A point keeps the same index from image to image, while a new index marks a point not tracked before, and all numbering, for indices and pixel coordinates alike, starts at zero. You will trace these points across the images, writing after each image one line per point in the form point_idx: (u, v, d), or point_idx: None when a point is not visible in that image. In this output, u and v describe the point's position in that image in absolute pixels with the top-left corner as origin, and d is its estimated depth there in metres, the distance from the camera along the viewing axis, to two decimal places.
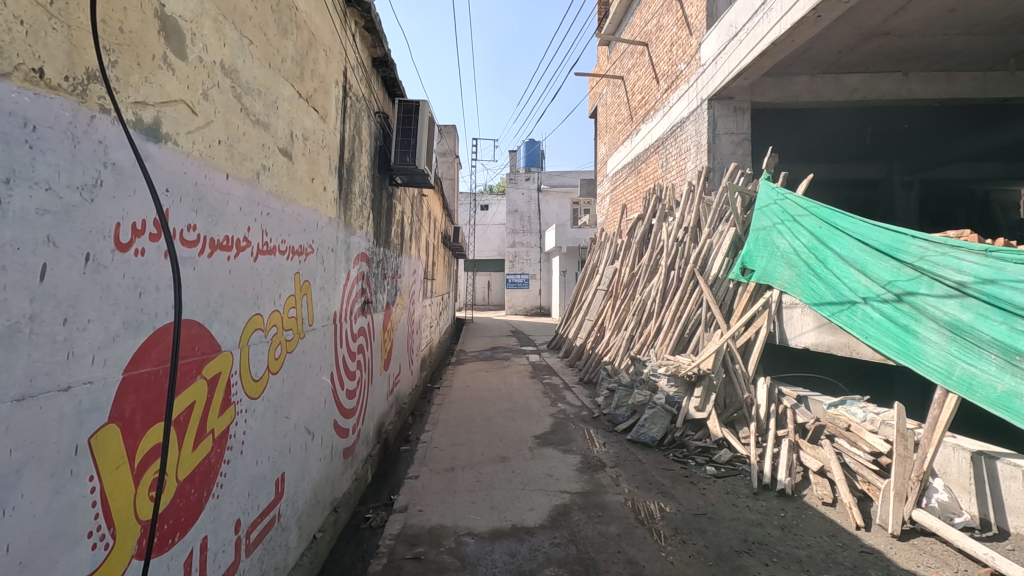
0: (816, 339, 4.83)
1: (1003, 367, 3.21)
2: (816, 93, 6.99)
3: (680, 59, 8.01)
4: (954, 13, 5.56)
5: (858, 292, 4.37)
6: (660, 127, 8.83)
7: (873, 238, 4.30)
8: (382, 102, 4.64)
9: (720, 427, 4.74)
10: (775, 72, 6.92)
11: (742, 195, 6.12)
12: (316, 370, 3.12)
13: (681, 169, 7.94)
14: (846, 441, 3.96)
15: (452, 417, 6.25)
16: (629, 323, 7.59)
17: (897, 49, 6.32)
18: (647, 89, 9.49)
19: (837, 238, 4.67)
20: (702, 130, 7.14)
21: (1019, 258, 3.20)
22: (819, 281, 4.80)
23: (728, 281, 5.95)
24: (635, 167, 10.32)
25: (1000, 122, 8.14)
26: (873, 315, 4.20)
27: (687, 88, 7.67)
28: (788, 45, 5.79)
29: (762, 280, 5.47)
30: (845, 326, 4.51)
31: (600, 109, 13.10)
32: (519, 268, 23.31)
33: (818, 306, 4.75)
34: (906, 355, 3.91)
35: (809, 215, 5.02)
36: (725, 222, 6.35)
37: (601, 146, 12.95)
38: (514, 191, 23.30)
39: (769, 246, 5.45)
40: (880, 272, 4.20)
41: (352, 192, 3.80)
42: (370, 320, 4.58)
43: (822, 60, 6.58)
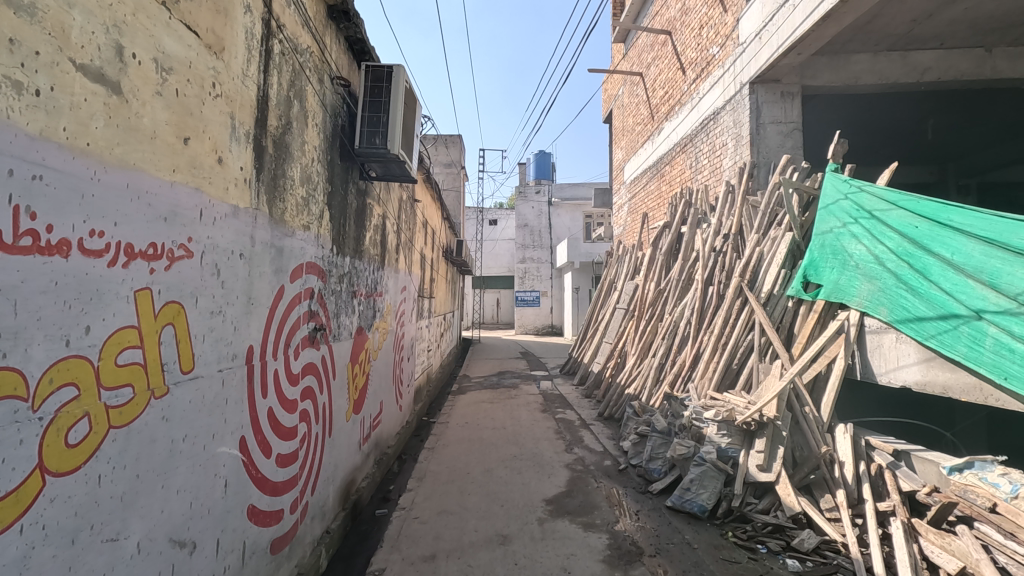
0: (921, 377, 3.57)
1: None
2: (880, 74, 5.85)
3: (712, 42, 6.95)
4: None
5: (981, 310, 3.15)
6: (687, 122, 7.76)
7: (1011, 236, 3.09)
8: (344, 68, 3.60)
9: (796, 497, 3.55)
10: (830, 49, 5.81)
11: (798, 192, 4.94)
12: (200, 443, 1.99)
13: (716, 169, 6.81)
14: (996, 529, 2.83)
15: (445, 468, 5.09)
16: (658, 348, 6.40)
17: (984, 16, 5.11)
18: (671, 82, 8.43)
19: (944, 239, 3.48)
20: (743, 119, 6.02)
21: None
22: (915, 297, 3.57)
23: (786, 298, 4.77)
24: (657, 171, 9.20)
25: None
26: (1014, 346, 2.95)
27: (722, 73, 6.58)
28: (858, 5, 4.61)
29: (832, 297, 4.27)
30: (962, 361, 3.25)
31: (615, 111, 12.08)
32: (529, 284, 22.20)
33: (919, 332, 3.51)
34: None
35: (900, 211, 3.83)
36: (779, 226, 5.18)
37: (618, 152, 11.92)
38: (523, 204, 22.32)
39: (839, 253, 4.27)
40: (1019, 284, 2.98)
41: (285, 176, 2.70)
42: (325, 351, 3.46)
43: (891, 32, 5.43)
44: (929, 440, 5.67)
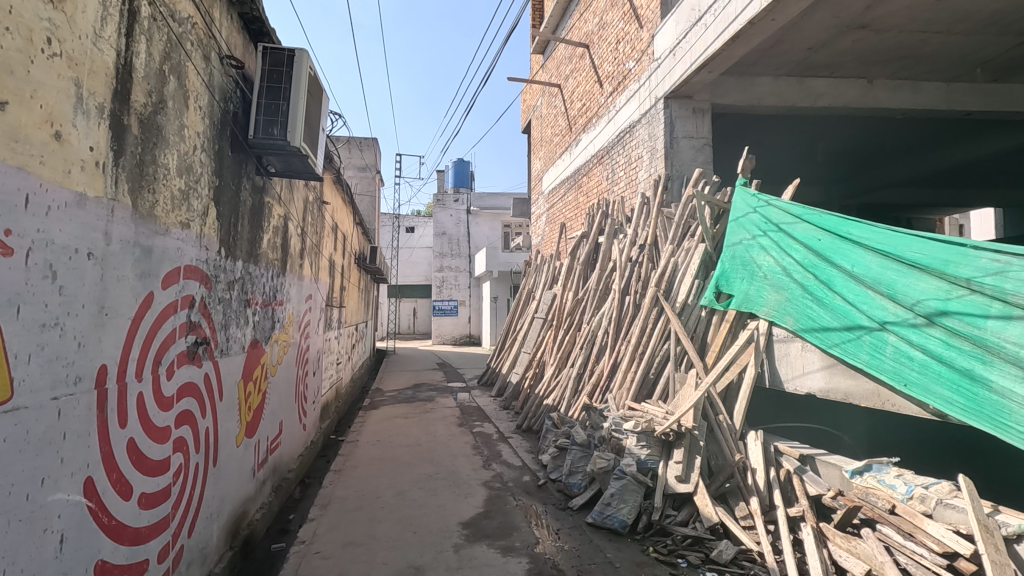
0: (825, 383, 3.72)
1: None
2: (780, 97, 6.21)
3: (628, 57, 7.10)
4: (941, 4, 4.77)
5: (882, 319, 3.30)
6: (604, 134, 7.88)
7: (905, 250, 3.25)
8: (236, 48, 3.19)
9: (714, 507, 3.57)
10: (736, 70, 6.09)
11: (710, 205, 5.08)
12: (21, 490, 1.56)
13: (632, 181, 6.93)
14: (895, 531, 2.91)
15: (353, 492, 4.68)
16: (576, 358, 6.36)
17: (869, 48, 5.56)
18: (588, 95, 8.55)
19: (845, 251, 3.62)
20: (657, 133, 6.16)
21: None
22: (820, 307, 3.72)
23: (699, 307, 4.86)
24: (575, 182, 9.28)
25: (965, 139, 7.56)
26: (913, 355, 3.10)
27: (638, 88, 6.73)
28: (764, 29, 4.80)
29: (742, 307, 4.39)
30: (866, 369, 3.39)
31: (533, 121, 12.15)
32: (446, 294, 21.85)
33: (824, 340, 3.66)
34: (977, 413, 2.76)
35: (804, 224, 3.98)
36: (692, 237, 5.28)
37: (536, 162, 11.97)
38: (441, 212, 21.96)
39: (748, 264, 4.41)
40: (916, 296, 3.13)
41: (154, 162, 2.28)
42: (209, 368, 3.01)
43: (789, 58, 5.77)
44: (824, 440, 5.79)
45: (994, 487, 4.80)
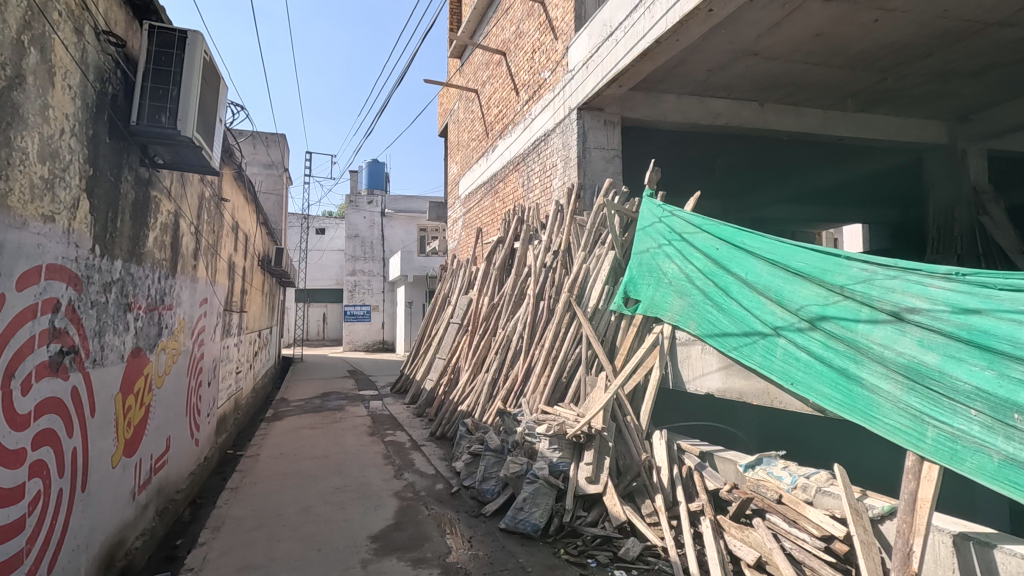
0: (722, 384, 3.98)
1: (994, 426, 2.37)
2: (683, 114, 6.60)
3: (543, 66, 7.25)
4: (820, 38, 5.29)
5: (772, 323, 3.55)
6: (520, 141, 7.98)
7: (790, 259, 3.50)
8: (117, 24, 2.88)
9: (622, 506, 3.68)
10: (644, 86, 6.39)
11: (620, 214, 5.27)
12: None
13: (547, 189, 7.07)
14: (782, 518, 3.14)
15: (251, 511, 4.35)
16: (490, 363, 6.35)
17: (760, 74, 6.04)
18: (505, 102, 8.63)
19: (741, 260, 3.86)
20: (571, 142, 6.32)
21: (1008, 281, 2.39)
22: (719, 312, 3.97)
23: (609, 312, 5.03)
24: (491, 187, 9.32)
25: (840, 161, 8.43)
26: (798, 355, 3.35)
27: (553, 97, 6.88)
28: (670, 48, 5.06)
29: (649, 312, 4.59)
30: (759, 369, 3.64)
31: (450, 125, 12.08)
32: (358, 299, 21.13)
33: (722, 343, 3.90)
34: (850, 408, 3.01)
35: (704, 234, 4.21)
36: (603, 245, 5.45)
37: (453, 166, 11.89)
38: (353, 213, 21.23)
39: (654, 271, 4.63)
40: (801, 301, 3.38)
41: (8, 145, 1.99)
42: (77, 379, 2.66)
43: (692, 78, 6.15)
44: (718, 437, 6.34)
45: (862, 473, 5.52)
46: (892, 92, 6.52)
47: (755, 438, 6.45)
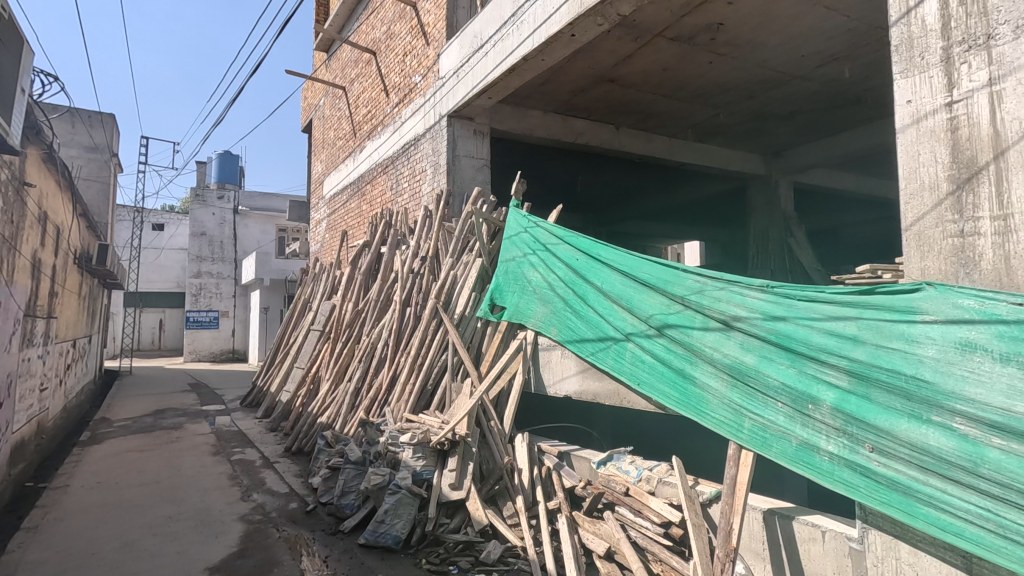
0: (579, 386, 4.23)
1: (794, 416, 2.75)
2: (548, 130, 6.94)
3: (414, 70, 7.18)
4: (666, 73, 5.90)
5: (623, 329, 3.83)
6: (389, 144, 7.81)
7: (638, 270, 3.80)
8: None
9: (484, 510, 3.74)
10: (512, 100, 6.61)
11: (487, 222, 5.37)
12: None
13: (416, 194, 6.99)
14: (628, 509, 3.42)
15: (56, 552, 3.69)
16: (353, 372, 6.08)
17: (617, 99, 6.56)
18: (373, 102, 8.38)
19: (596, 270, 4.12)
20: (441, 149, 6.33)
21: (805, 292, 2.77)
22: (577, 318, 4.21)
23: (475, 319, 5.10)
24: (358, 189, 8.98)
25: (682, 183, 9.43)
26: (644, 358, 3.66)
27: (423, 102, 6.84)
28: (536, 66, 5.28)
29: (514, 319, 4.76)
30: (611, 371, 3.92)
31: (315, 122, 11.45)
32: (204, 304, 19.05)
33: (580, 348, 4.15)
34: (686, 405, 3.34)
35: (565, 245, 4.43)
36: (470, 252, 5.51)
37: (316, 165, 11.28)
38: (200, 209, 19.16)
39: (519, 279, 4.79)
40: (647, 309, 3.68)
41: None
42: None
43: (556, 97, 6.49)
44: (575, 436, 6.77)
45: (697, 464, 6.26)
46: (722, 127, 7.46)
47: (609, 435, 6.95)
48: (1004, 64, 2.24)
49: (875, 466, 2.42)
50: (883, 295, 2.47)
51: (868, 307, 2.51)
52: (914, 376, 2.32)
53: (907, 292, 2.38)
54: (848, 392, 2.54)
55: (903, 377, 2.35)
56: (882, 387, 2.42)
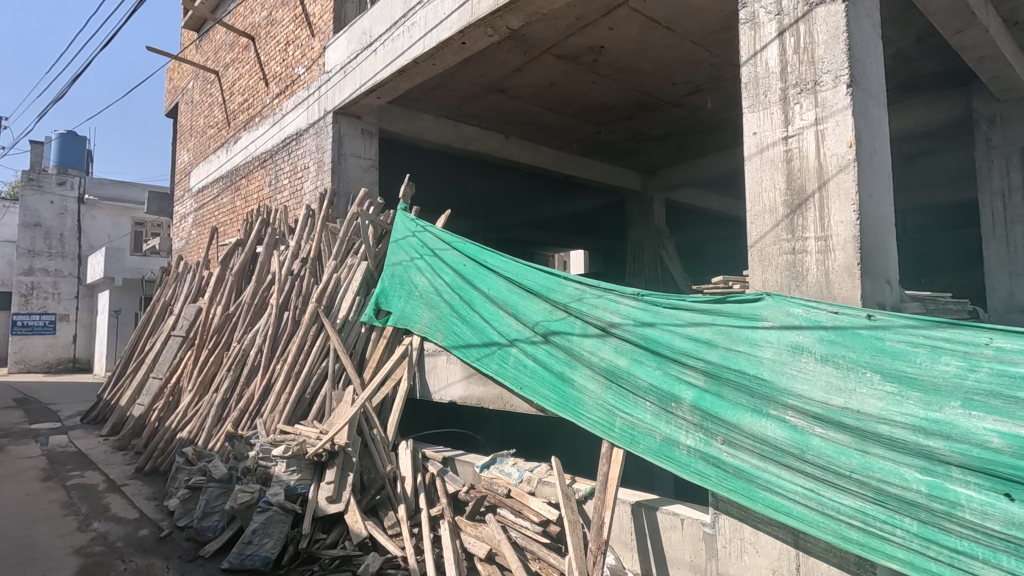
0: (464, 391, 4.27)
1: (659, 414, 2.98)
2: (439, 135, 6.92)
3: (297, 61, 6.81)
4: (553, 88, 6.15)
5: (508, 334, 3.91)
6: (268, 137, 7.32)
7: (523, 277, 3.90)
8: None
9: (364, 521, 3.62)
10: (402, 102, 6.51)
11: (374, 224, 5.22)
12: None
13: (297, 192, 6.62)
14: (509, 510, 3.49)
15: None
16: (220, 381, 5.59)
17: (506, 110, 6.72)
18: (251, 91, 7.81)
19: (483, 276, 4.16)
20: (325, 146, 6.05)
21: (670, 300, 3.01)
22: (463, 323, 4.24)
23: (359, 324, 4.94)
24: (231, 183, 8.30)
25: (568, 194, 9.87)
26: (526, 362, 3.77)
27: (306, 95, 6.50)
28: (427, 70, 5.25)
29: (400, 323, 4.69)
30: (495, 376, 3.99)
31: (182, 106, 10.41)
32: (37, 305, 16.45)
33: (465, 353, 4.18)
34: (564, 407, 3.49)
35: (453, 251, 4.43)
36: (355, 255, 5.32)
37: (182, 154, 10.26)
38: (33, 196, 16.56)
39: (406, 283, 4.72)
40: (531, 315, 3.79)
41: None
42: None
43: (447, 102, 6.50)
44: (461, 441, 6.79)
45: (575, 462, 6.60)
46: (604, 143, 7.93)
47: (496, 438, 7.05)
48: (827, 107, 2.63)
49: (725, 457, 2.70)
50: (733, 303, 2.76)
51: (722, 314, 2.79)
52: (756, 375, 2.62)
53: (752, 301, 2.69)
54: (704, 390, 2.81)
55: (748, 376, 2.65)
56: (732, 385, 2.70)
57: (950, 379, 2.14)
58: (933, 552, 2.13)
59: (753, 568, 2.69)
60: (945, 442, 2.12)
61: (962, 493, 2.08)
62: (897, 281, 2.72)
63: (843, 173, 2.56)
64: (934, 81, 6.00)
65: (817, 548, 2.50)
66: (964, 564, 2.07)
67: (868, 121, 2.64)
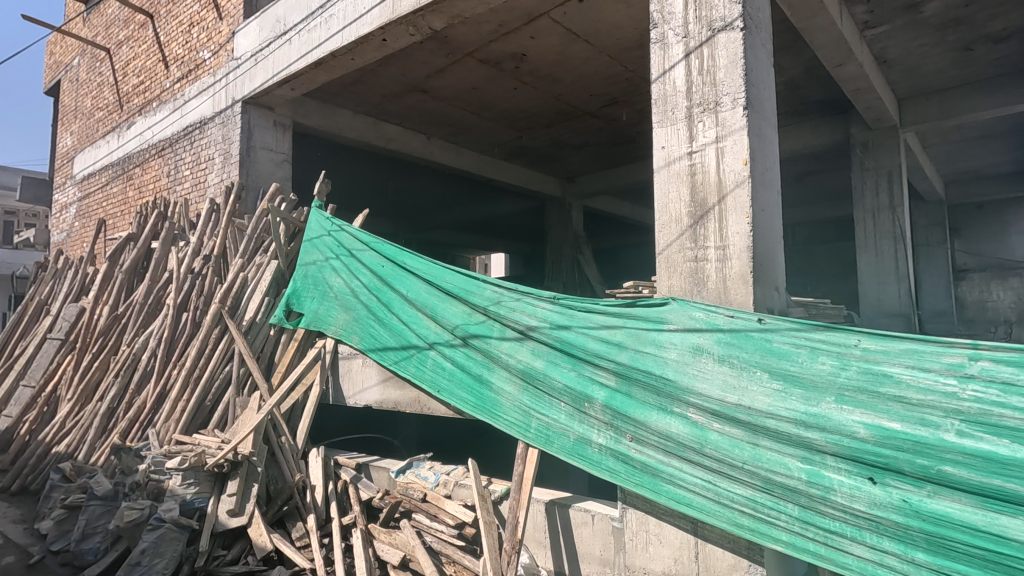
0: (381, 395, 4.25)
1: (573, 414, 3.07)
2: (357, 132, 6.74)
3: (203, 45, 6.37)
4: (475, 91, 6.18)
5: (426, 337, 3.87)
6: (167, 123, 6.78)
7: (441, 279, 3.86)
8: None
9: (269, 534, 3.44)
10: (319, 95, 6.27)
11: (285, 222, 4.98)
12: None
13: (200, 185, 6.17)
14: (425, 515, 3.45)
15: None
16: (106, 389, 5.08)
17: (428, 110, 6.66)
18: (148, 73, 7.20)
19: (401, 277, 4.08)
20: (233, 137, 5.71)
21: (584, 303, 3.11)
22: (380, 326, 4.15)
23: (268, 326, 4.70)
24: (122, 171, 7.59)
25: (489, 197, 9.94)
26: (444, 364, 3.75)
27: (212, 82, 6.09)
28: (346, 64, 5.09)
29: (313, 326, 4.52)
30: (413, 379, 3.94)
31: (65, 84, 9.39)
32: None
33: (382, 356, 4.10)
34: (482, 409, 3.51)
35: (370, 251, 4.32)
36: (264, 253, 5.03)
37: (64, 137, 9.25)
38: None
39: (320, 284, 4.55)
40: (449, 317, 3.77)
41: None
42: None
43: (367, 99, 6.34)
44: (377, 447, 6.63)
45: (491, 462, 6.66)
46: (525, 149, 8.07)
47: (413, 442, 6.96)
48: (726, 127, 2.84)
49: (633, 453, 2.84)
50: (642, 307, 2.90)
51: (631, 318, 2.92)
52: (662, 375, 2.78)
53: (659, 305, 2.85)
54: (614, 390, 2.93)
55: (654, 376, 2.80)
56: (640, 385, 2.84)
57: (826, 377, 2.37)
58: (811, 533, 2.36)
59: (657, 559, 2.84)
60: (821, 434, 2.36)
61: (835, 479, 2.32)
62: (784, 288, 2.98)
63: (740, 189, 2.77)
64: (819, 108, 6.65)
65: (714, 535, 2.69)
66: (836, 542, 2.30)
67: (761, 141, 2.89)
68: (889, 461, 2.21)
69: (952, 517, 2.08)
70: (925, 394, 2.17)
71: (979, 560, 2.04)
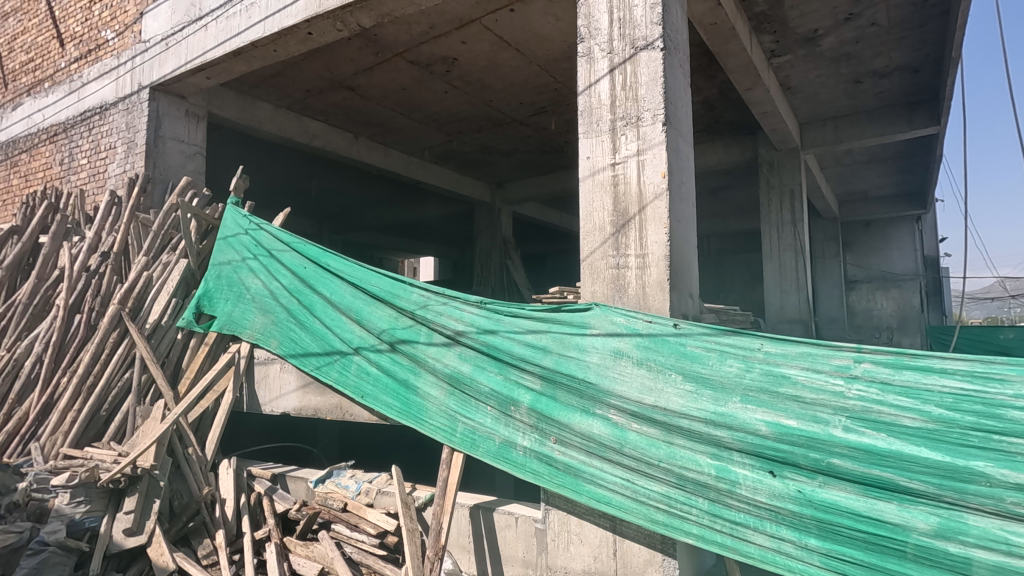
0: (300, 401, 4.12)
1: (499, 418, 3.09)
2: (279, 126, 6.46)
3: (105, 24, 5.87)
4: (405, 92, 6.09)
5: (350, 342, 3.76)
6: (61, 106, 6.18)
7: (367, 282, 3.76)
8: None
9: (171, 553, 3.21)
10: (237, 86, 5.95)
11: (196, 218, 4.68)
12: None
13: (99, 176, 5.66)
14: (345, 525, 3.35)
15: None
16: None
17: (354, 109, 6.50)
18: (39, 50, 6.54)
19: (324, 280, 3.93)
20: (138, 126, 5.30)
21: (511, 308, 3.14)
22: (301, 329, 3.99)
23: (175, 329, 4.39)
24: (5, 156, 6.83)
25: (418, 200, 9.83)
26: (369, 369, 3.66)
27: (116, 64, 5.63)
28: (267, 56, 4.87)
29: (227, 329, 4.27)
30: (335, 385, 3.81)
31: None
32: None
33: (303, 361, 3.94)
34: (407, 414, 3.46)
35: (291, 252, 4.13)
36: (171, 250, 4.70)
37: None
38: None
39: (235, 285, 4.31)
40: (375, 321, 3.67)
41: None
42: None
43: (289, 93, 6.09)
44: (293, 457, 6.38)
45: (416, 467, 6.59)
46: (454, 153, 8.06)
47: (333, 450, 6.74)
48: (647, 141, 2.98)
49: (557, 455, 2.90)
50: (567, 312, 2.97)
51: (556, 322, 2.99)
52: (584, 378, 2.86)
53: (583, 311, 2.93)
54: (540, 394, 2.98)
55: (577, 379, 2.88)
56: (564, 388, 2.91)
57: (733, 378, 2.54)
58: (719, 525, 2.51)
59: (577, 557, 2.92)
60: (728, 432, 2.52)
61: (740, 473, 2.48)
62: (698, 295, 3.16)
63: (658, 200, 2.92)
64: (731, 128, 7.12)
65: (631, 532, 2.79)
66: (741, 533, 2.47)
67: (678, 156, 3.05)
68: (787, 455, 2.40)
69: (839, 504, 2.29)
70: (818, 393, 2.37)
71: (861, 542, 2.25)
